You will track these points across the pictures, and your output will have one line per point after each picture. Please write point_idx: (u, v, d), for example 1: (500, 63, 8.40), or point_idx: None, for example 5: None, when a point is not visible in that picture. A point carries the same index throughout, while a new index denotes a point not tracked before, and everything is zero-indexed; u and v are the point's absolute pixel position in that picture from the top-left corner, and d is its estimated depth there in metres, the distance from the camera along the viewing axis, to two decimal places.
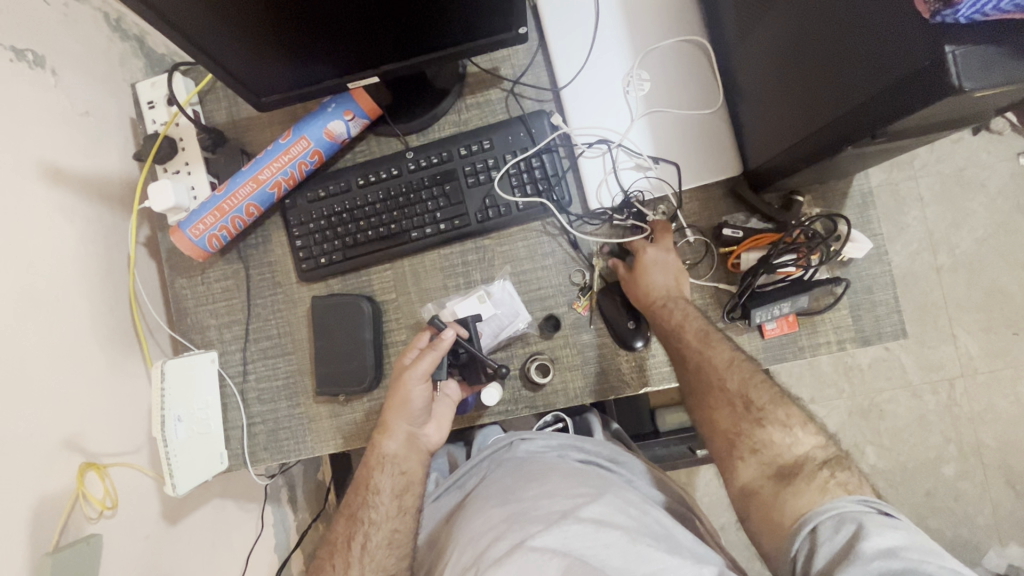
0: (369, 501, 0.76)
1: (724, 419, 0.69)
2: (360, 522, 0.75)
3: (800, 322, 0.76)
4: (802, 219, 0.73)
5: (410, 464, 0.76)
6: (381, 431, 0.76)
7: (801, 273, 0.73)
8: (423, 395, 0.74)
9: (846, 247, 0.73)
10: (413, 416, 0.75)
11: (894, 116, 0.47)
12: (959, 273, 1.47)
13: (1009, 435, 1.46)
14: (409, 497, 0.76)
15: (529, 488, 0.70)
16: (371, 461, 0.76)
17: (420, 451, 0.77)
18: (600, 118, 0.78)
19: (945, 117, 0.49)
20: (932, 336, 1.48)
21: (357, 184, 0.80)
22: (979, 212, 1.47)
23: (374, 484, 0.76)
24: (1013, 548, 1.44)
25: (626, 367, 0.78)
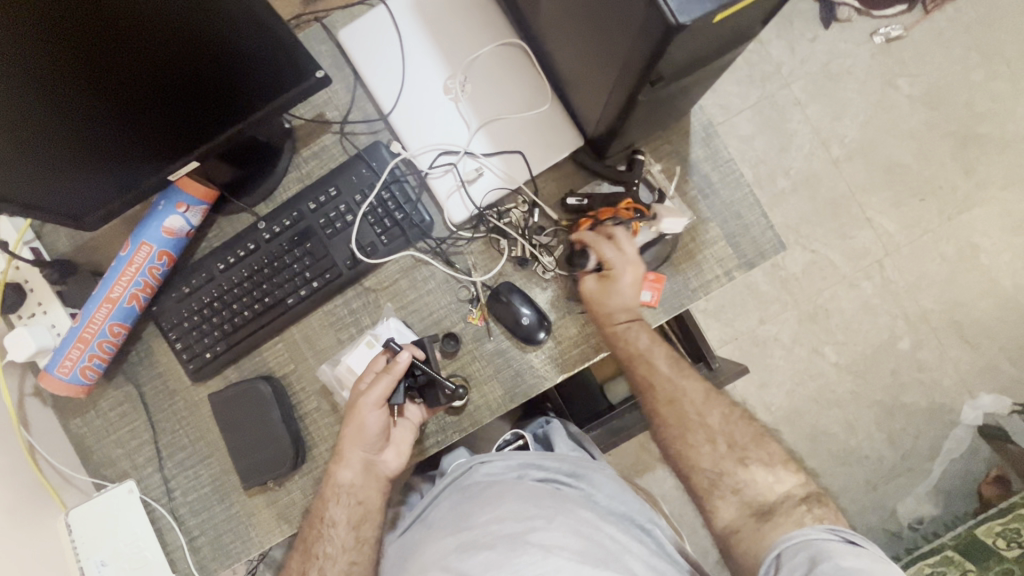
0: (324, 536, 0.77)
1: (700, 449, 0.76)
2: (315, 557, 0.77)
3: (684, 268, 0.77)
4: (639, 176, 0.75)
5: (368, 492, 0.78)
6: (337, 459, 0.76)
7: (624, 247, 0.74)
8: (378, 420, 0.74)
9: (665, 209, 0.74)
10: (370, 442, 0.74)
11: (657, 56, 0.47)
12: (854, 160, 1.52)
13: (949, 295, 1.51)
14: (366, 526, 0.78)
15: (481, 514, 0.70)
16: (325, 491, 0.76)
17: (377, 477, 0.78)
18: (434, 132, 0.77)
19: (710, 39, 0.49)
20: (850, 226, 1.52)
21: (218, 269, 0.78)
22: (855, 99, 1.52)
23: (329, 518, 0.76)
24: (984, 397, 1.50)
25: (536, 362, 0.78)
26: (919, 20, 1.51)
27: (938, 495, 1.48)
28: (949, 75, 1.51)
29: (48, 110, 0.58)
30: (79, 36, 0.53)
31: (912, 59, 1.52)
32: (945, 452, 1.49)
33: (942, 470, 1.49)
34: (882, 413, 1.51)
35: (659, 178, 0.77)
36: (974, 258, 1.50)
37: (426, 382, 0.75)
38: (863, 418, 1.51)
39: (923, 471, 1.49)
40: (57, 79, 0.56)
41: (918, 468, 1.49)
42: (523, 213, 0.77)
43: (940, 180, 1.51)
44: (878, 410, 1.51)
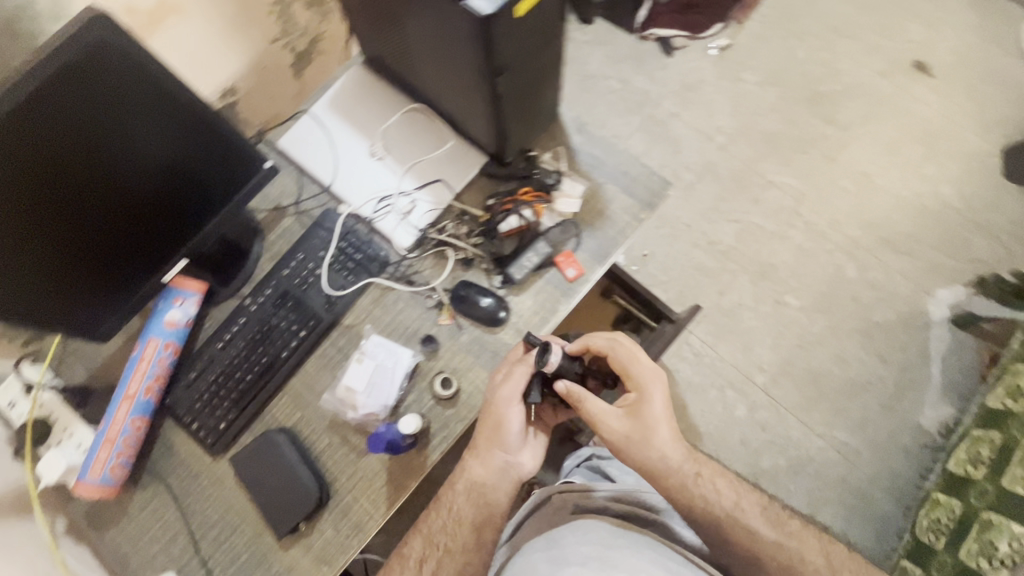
0: (450, 528, 0.84)
1: (677, 489, 0.83)
2: (435, 546, 0.84)
3: (600, 224, 0.93)
4: (535, 169, 0.95)
5: (495, 495, 0.84)
6: (472, 455, 0.86)
7: (529, 229, 0.91)
8: (517, 419, 0.83)
9: (567, 197, 0.92)
10: (506, 442, 0.83)
11: (489, 39, 0.68)
12: (737, 141, 1.78)
13: (866, 218, 1.68)
14: (487, 530, 0.83)
15: (572, 537, 0.80)
16: (455, 482, 0.86)
17: (512, 479, 0.85)
18: (369, 186, 0.95)
19: (527, 28, 0.70)
20: (758, 191, 1.73)
21: (218, 348, 0.90)
22: (716, 97, 1.82)
23: (454, 511, 0.85)
24: (942, 293, 1.60)
25: (510, 338, 0.89)
26: (738, 29, 1.88)
27: (950, 395, 1.52)
28: (780, 58, 1.85)
29: (69, 236, 0.73)
30: (86, 179, 0.70)
31: (747, 56, 1.86)
32: (934, 352, 1.56)
33: (941, 370, 1.54)
34: (863, 337, 1.59)
35: (552, 165, 0.95)
36: (870, 184, 1.71)
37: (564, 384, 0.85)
38: (848, 348, 1.58)
39: (926, 378, 1.54)
40: (76, 211, 0.72)
41: (919, 377, 1.54)
42: (455, 225, 0.93)
43: (812, 133, 1.77)
44: (858, 335, 1.59)
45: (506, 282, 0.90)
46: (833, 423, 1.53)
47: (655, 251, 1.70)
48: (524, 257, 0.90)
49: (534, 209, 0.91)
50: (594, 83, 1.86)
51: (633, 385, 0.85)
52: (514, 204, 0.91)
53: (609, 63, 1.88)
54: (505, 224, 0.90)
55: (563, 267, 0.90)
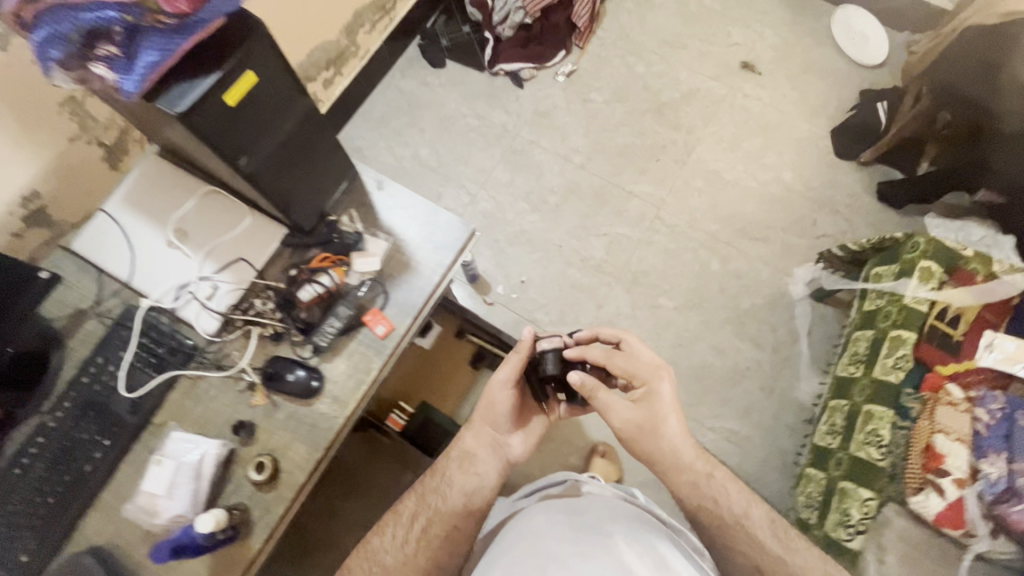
0: (444, 492, 0.87)
1: (683, 489, 0.86)
2: (428, 503, 0.86)
3: (407, 276, 0.95)
4: (334, 233, 0.96)
5: (486, 466, 0.89)
6: (467, 428, 0.92)
7: (331, 295, 0.91)
8: (506, 399, 0.90)
9: (367, 255, 0.93)
10: (497, 420, 0.91)
11: (195, 132, 0.68)
12: (594, 159, 1.86)
13: (721, 213, 1.77)
14: (478, 500, 0.86)
15: (596, 514, 0.81)
16: (452, 450, 0.90)
17: (503, 456, 0.90)
18: (167, 275, 0.93)
19: (242, 112, 0.71)
20: (620, 204, 1.80)
21: (15, 474, 0.83)
22: (569, 120, 1.91)
23: (450, 474, 0.88)
24: (799, 271, 1.70)
25: (326, 407, 0.88)
26: (581, 55, 1.98)
27: (820, 367, 1.60)
28: (622, 75, 1.95)
29: None
30: None
31: (592, 78, 1.95)
32: (801, 328, 1.64)
33: (808, 345, 1.62)
34: (735, 326, 1.66)
35: (352, 226, 0.97)
36: (720, 180, 1.81)
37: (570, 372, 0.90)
38: (724, 339, 1.65)
39: (797, 354, 1.62)
40: None
41: (791, 354, 1.62)
42: (261, 303, 0.92)
43: (661, 141, 1.87)
44: (730, 325, 1.66)
45: (316, 351, 0.89)
46: (721, 414, 1.58)
47: (532, 276, 1.73)
48: (328, 322, 0.90)
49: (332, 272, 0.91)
50: (453, 123, 1.91)
51: (639, 388, 0.89)
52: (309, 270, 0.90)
53: (464, 102, 1.93)
54: (302, 292, 0.89)
55: (372, 326, 0.91)
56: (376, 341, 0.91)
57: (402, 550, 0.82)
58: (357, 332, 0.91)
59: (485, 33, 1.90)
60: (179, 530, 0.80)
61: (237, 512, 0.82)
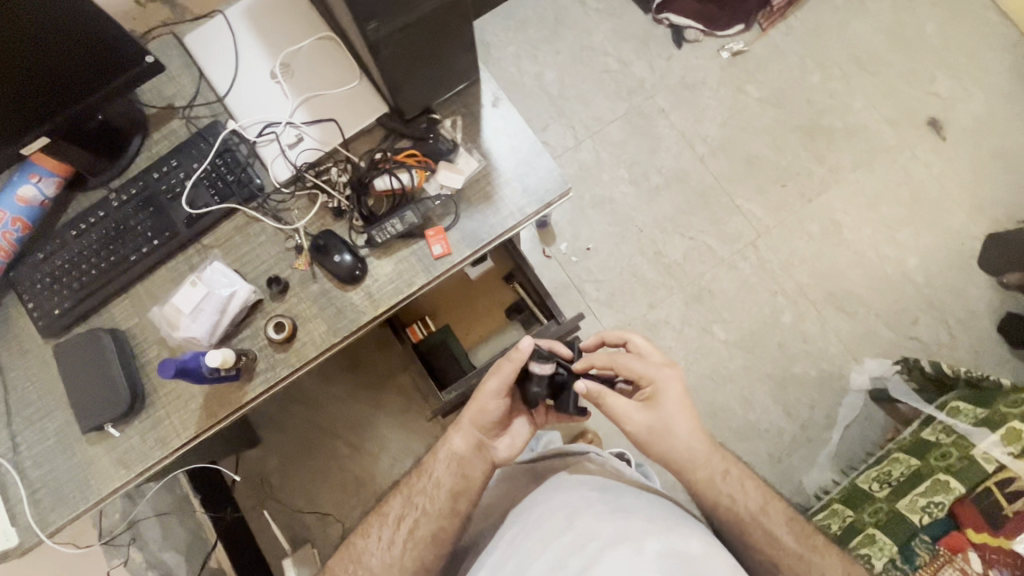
0: (428, 493, 0.87)
1: (702, 483, 0.82)
2: (415, 500, 0.87)
3: (484, 208, 0.89)
4: (431, 132, 0.90)
5: (472, 470, 0.88)
6: (453, 428, 0.91)
7: (404, 196, 0.87)
8: (496, 406, 0.89)
9: (456, 172, 0.88)
10: (487, 425, 0.90)
11: None
12: (718, 156, 1.68)
13: (820, 268, 1.61)
14: (462, 501, 0.86)
15: (625, 495, 0.82)
16: (438, 450, 0.90)
17: (487, 459, 0.89)
18: (261, 108, 0.91)
19: None
20: (722, 214, 1.65)
21: (72, 235, 0.88)
22: (712, 104, 1.71)
23: (435, 476, 0.88)
24: (869, 362, 1.55)
25: (357, 300, 0.87)
26: (758, 36, 1.74)
27: (840, 462, 1.51)
28: (790, 78, 1.72)
29: None
30: None
31: (757, 68, 1.73)
32: (841, 418, 1.53)
33: (840, 437, 1.52)
34: (775, 386, 1.56)
35: (451, 134, 0.90)
36: (837, 235, 1.63)
37: (562, 384, 0.92)
38: (758, 393, 1.55)
39: (823, 440, 1.52)
40: None
41: (817, 438, 1.52)
42: (335, 172, 0.89)
43: (796, 167, 1.67)
44: (770, 382, 1.56)
45: (368, 242, 0.86)
46: None
47: (600, 248, 1.64)
48: (391, 220, 0.86)
49: (416, 173, 0.87)
50: (591, 57, 1.75)
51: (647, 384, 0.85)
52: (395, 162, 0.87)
53: (613, 40, 1.75)
54: (381, 182, 0.87)
55: (430, 243, 0.87)
56: (429, 258, 0.87)
57: (389, 552, 0.85)
58: (415, 243, 0.88)
59: None
60: (189, 353, 0.80)
61: (245, 358, 0.84)
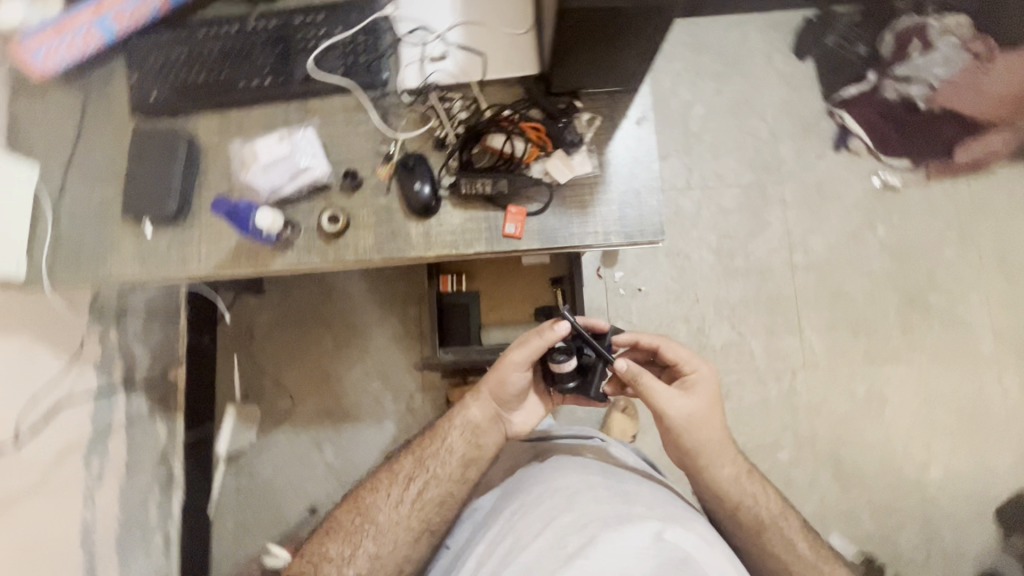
0: (440, 458, 0.96)
1: (728, 481, 0.95)
2: (425, 466, 0.96)
3: (574, 213, 0.85)
4: (564, 116, 0.86)
5: (485, 438, 0.98)
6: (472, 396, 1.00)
7: (507, 162, 0.85)
8: (519, 379, 0.96)
9: (566, 166, 0.84)
10: (505, 396, 0.98)
11: None
12: (810, 273, 1.61)
13: (842, 429, 1.54)
14: (472, 468, 0.97)
15: (626, 483, 0.88)
16: (454, 417, 0.99)
17: (500, 429, 0.99)
18: (424, 8, 0.87)
19: None
20: (780, 328, 1.58)
21: (200, 35, 0.88)
22: (834, 222, 1.62)
23: (448, 441, 0.97)
24: (834, 539, 1.49)
25: (413, 234, 0.85)
26: (918, 181, 1.62)
27: None
28: (924, 239, 1.61)
29: None
30: None
31: (898, 212, 1.62)
32: None
33: None
34: None
35: (583, 128, 0.86)
36: (877, 408, 1.54)
37: (588, 367, 0.94)
38: None
39: None
40: None
41: None
42: (456, 107, 0.87)
43: (877, 325, 1.58)
44: None
45: (452, 187, 0.84)
46: None
47: (651, 295, 1.60)
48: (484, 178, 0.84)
49: (530, 148, 0.84)
50: (747, 115, 1.66)
51: (695, 378, 0.96)
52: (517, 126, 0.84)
53: (777, 110, 1.66)
54: (495, 138, 0.84)
55: (507, 218, 0.84)
56: (497, 232, 0.85)
57: (398, 509, 0.94)
58: (491, 211, 0.85)
59: (869, 73, 1.62)
60: (244, 201, 0.84)
61: (290, 230, 0.84)
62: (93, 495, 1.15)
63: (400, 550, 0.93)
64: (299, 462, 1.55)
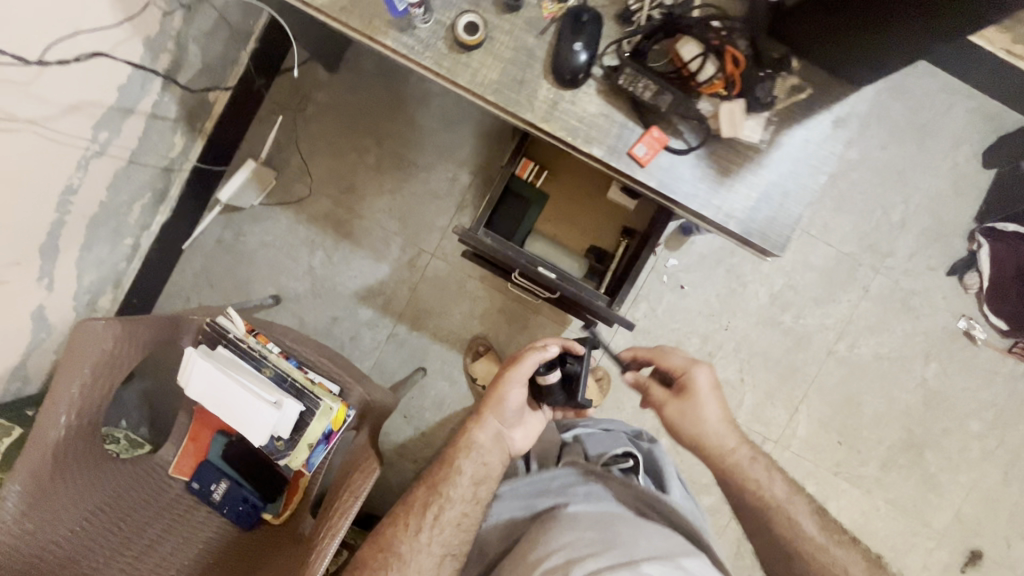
0: (451, 480, 0.96)
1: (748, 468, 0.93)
2: (437, 495, 0.95)
3: (710, 175, 0.78)
4: (762, 68, 0.79)
5: (491, 457, 0.98)
6: (475, 422, 0.99)
7: (684, 78, 0.77)
8: (516, 396, 0.98)
9: (734, 124, 0.75)
10: (504, 413, 0.99)
11: None
12: (840, 367, 1.53)
13: None
14: (482, 489, 0.96)
15: (618, 522, 0.87)
16: (460, 444, 0.98)
17: (502, 449, 0.99)
18: None
19: None
20: (779, 396, 1.54)
21: None
22: (896, 336, 1.52)
23: (458, 467, 0.96)
24: None
25: (539, 96, 0.78)
26: (999, 348, 1.51)
27: None
28: (962, 400, 1.53)
29: None
30: None
31: (959, 363, 1.52)
32: None
33: None
34: None
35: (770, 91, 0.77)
36: None
37: (569, 374, 0.99)
38: None
39: None
40: None
41: None
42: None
43: (864, 445, 1.54)
44: None
45: (610, 71, 0.77)
46: None
47: (687, 297, 1.52)
48: (649, 80, 0.75)
49: (712, 83, 0.77)
50: (891, 188, 1.50)
51: (696, 376, 0.97)
52: (715, 52, 0.76)
53: (923, 202, 1.50)
54: (685, 47, 0.76)
55: (641, 139, 0.76)
56: (621, 143, 0.78)
57: (418, 537, 0.92)
58: (631, 120, 0.78)
59: None
60: None
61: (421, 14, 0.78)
62: (88, 164, 1.08)
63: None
64: (286, 251, 1.51)
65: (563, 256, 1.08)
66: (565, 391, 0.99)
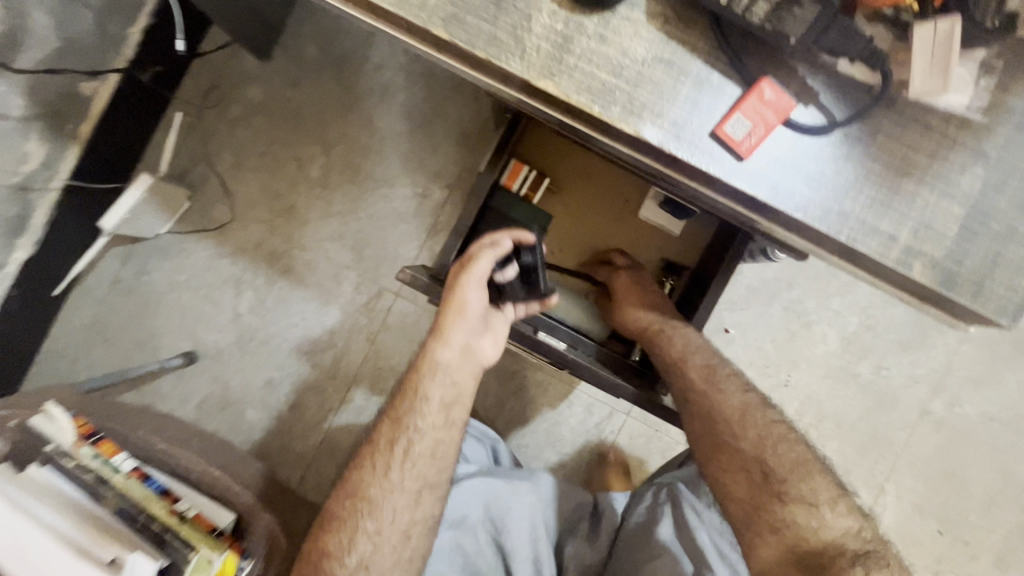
0: (419, 410, 0.70)
1: (697, 377, 0.71)
2: (405, 427, 0.69)
3: (875, 180, 0.49)
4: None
5: (463, 374, 0.72)
6: (435, 336, 0.71)
7: None
8: (480, 297, 0.70)
9: (940, 73, 0.46)
10: (472, 321, 0.71)
11: None
12: (936, 432, 1.16)
13: None
14: (456, 411, 0.71)
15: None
16: (421, 365, 0.71)
17: (474, 363, 0.72)
18: None
19: None
20: (857, 472, 1.16)
21: None
22: (1011, 391, 1.15)
23: (424, 394, 0.70)
24: None
25: (537, 30, 0.47)
26: None
27: None
28: None
29: None
30: None
31: None
32: None
33: None
34: None
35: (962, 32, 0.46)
36: None
37: (530, 267, 0.72)
38: None
39: None
40: None
41: None
42: None
43: (971, 535, 1.16)
44: None
45: None
46: None
47: (733, 345, 1.15)
48: None
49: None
50: None
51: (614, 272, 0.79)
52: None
53: None
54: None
55: (732, 114, 0.47)
56: (683, 119, 0.48)
57: (390, 479, 0.68)
58: (711, 80, 0.48)
59: None
60: None
61: None
62: None
63: (404, 522, 0.67)
64: (204, 294, 1.14)
65: (566, 297, 0.82)
66: (523, 284, 0.73)
